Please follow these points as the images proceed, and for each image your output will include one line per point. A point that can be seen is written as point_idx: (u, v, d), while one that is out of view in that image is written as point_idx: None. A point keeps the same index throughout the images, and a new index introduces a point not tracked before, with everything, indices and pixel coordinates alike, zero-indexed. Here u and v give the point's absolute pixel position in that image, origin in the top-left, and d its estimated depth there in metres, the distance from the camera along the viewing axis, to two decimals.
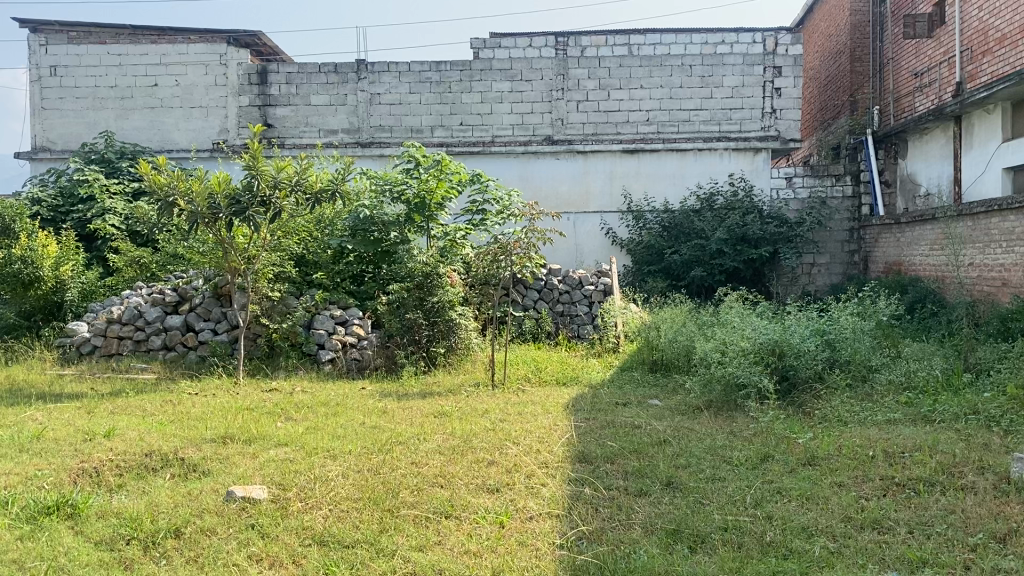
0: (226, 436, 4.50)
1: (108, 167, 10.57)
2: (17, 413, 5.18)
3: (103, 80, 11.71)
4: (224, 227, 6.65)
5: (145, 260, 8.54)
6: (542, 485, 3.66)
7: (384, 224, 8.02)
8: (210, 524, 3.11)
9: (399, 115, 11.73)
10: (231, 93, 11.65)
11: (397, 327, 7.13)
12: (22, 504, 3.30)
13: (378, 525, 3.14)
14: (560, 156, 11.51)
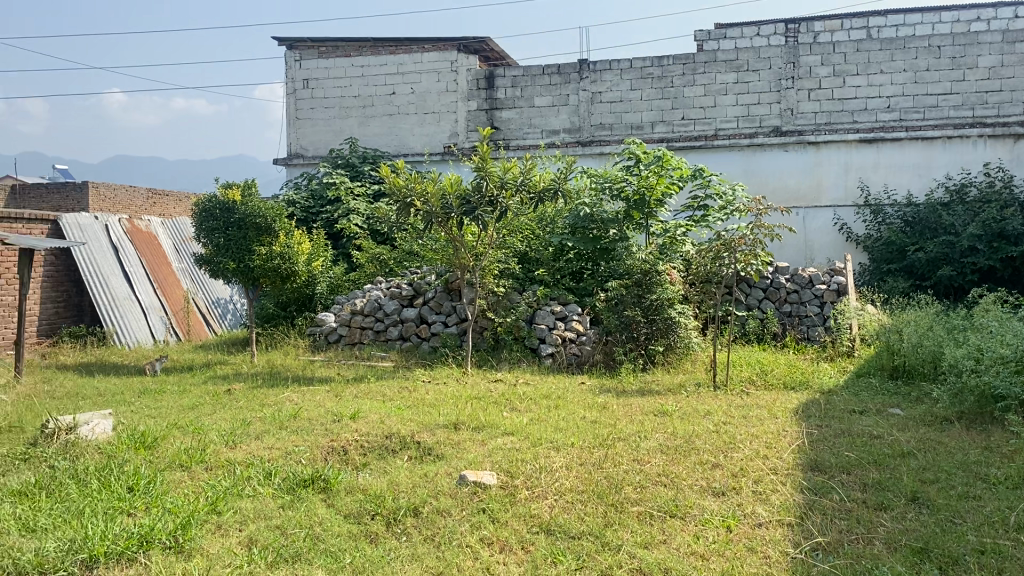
0: (457, 423, 4.73)
1: (352, 170, 11.45)
2: (277, 393, 5.75)
3: (348, 90, 12.68)
4: (454, 225, 6.98)
5: (384, 256, 9.23)
6: (772, 491, 3.52)
7: (603, 223, 8.09)
8: (445, 506, 3.29)
9: (620, 113, 11.74)
10: (461, 99, 12.21)
11: (615, 324, 7.15)
12: (284, 476, 3.65)
13: (602, 519, 3.17)
14: (789, 148, 10.99)
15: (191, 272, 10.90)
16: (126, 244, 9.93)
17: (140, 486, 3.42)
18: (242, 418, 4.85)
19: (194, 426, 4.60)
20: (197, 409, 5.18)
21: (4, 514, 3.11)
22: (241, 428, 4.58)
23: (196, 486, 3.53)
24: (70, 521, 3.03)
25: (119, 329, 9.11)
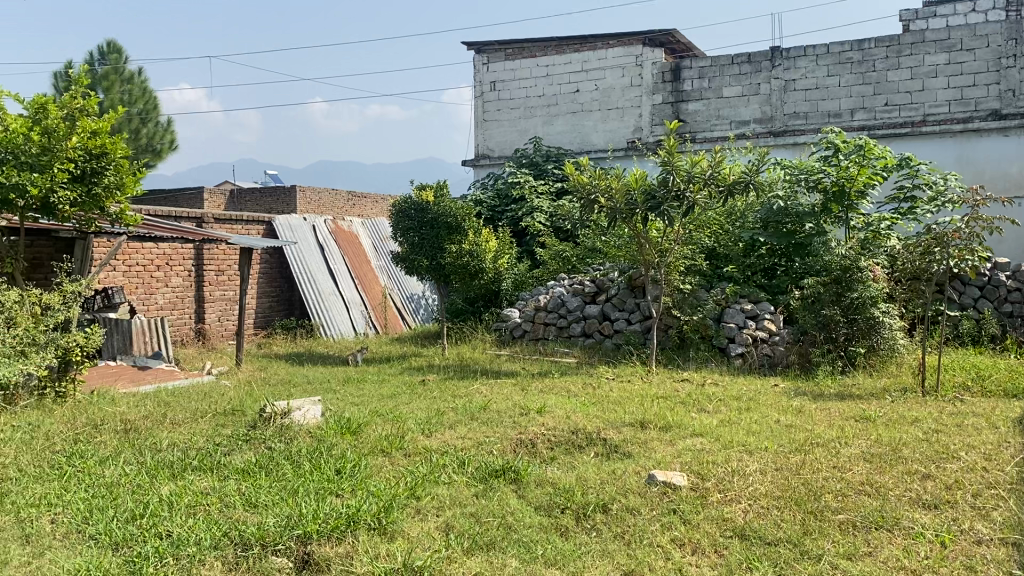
0: (644, 421, 4.69)
1: (536, 169, 11.61)
2: (468, 386, 5.95)
3: (533, 90, 12.89)
4: (640, 222, 6.91)
5: (567, 253, 9.29)
6: (993, 507, 3.23)
7: (799, 216, 7.80)
8: (634, 504, 3.27)
9: (816, 100, 11.17)
10: (646, 93, 12.08)
11: (813, 323, 6.79)
12: (476, 465, 3.77)
13: (801, 526, 3.03)
14: (1010, 132, 10.04)
15: (387, 269, 11.49)
16: (330, 243, 10.62)
17: (347, 469, 3.65)
18: (436, 409, 5.05)
19: (393, 415, 4.84)
20: (395, 398, 5.45)
21: (230, 490, 3.41)
22: (435, 418, 4.78)
23: (396, 471, 3.72)
24: (286, 499, 3.28)
25: (324, 322, 9.76)
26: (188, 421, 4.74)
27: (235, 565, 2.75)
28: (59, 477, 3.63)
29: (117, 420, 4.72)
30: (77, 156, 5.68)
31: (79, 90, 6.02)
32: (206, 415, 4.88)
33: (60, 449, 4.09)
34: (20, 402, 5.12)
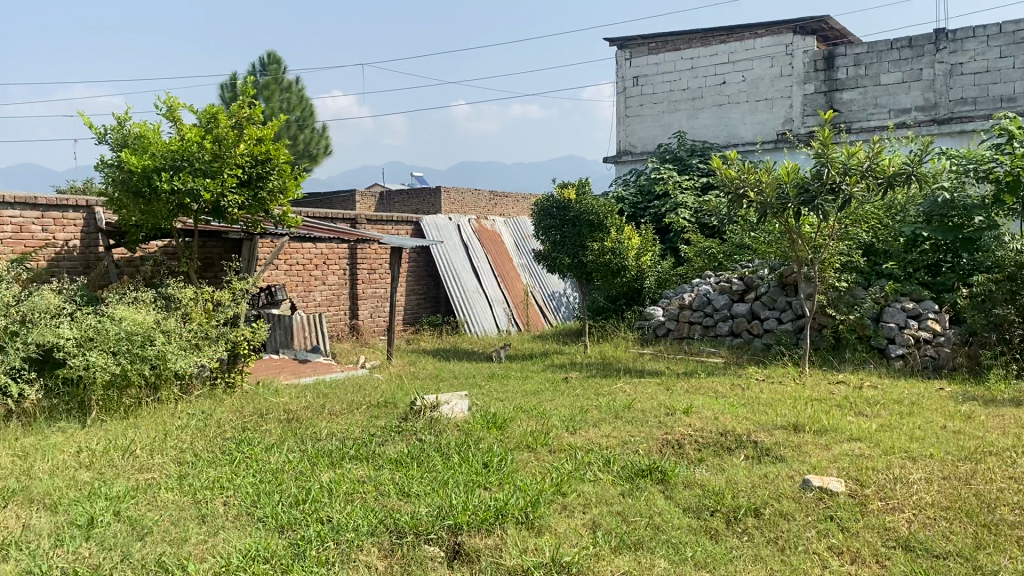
0: (797, 424, 4.52)
1: (680, 163, 11.42)
2: (612, 384, 5.92)
3: (677, 84, 12.68)
4: (791, 216, 6.66)
5: (713, 250, 9.07)
6: None
7: (967, 209, 7.14)
8: (788, 509, 3.16)
9: (986, 85, 10.42)
10: (797, 82, 11.63)
11: (983, 324, 6.37)
12: (622, 464, 3.75)
13: (973, 540, 2.84)
14: None
15: (529, 267, 11.61)
16: (474, 242, 10.84)
17: (494, 463, 3.71)
18: (581, 406, 5.06)
19: (538, 411, 4.89)
20: (539, 395, 5.50)
21: (385, 479, 3.54)
22: (580, 415, 4.79)
23: (542, 467, 3.75)
24: (437, 490, 3.38)
25: (468, 319, 9.97)
26: (344, 412, 4.96)
27: (390, 551, 2.86)
28: (230, 462, 3.90)
29: (281, 410, 5.01)
30: (244, 162, 6.08)
31: (246, 100, 6.41)
32: (361, 406, 5.10)
33: (230, 436, 4.39)
34: (194, 391, 5.53)
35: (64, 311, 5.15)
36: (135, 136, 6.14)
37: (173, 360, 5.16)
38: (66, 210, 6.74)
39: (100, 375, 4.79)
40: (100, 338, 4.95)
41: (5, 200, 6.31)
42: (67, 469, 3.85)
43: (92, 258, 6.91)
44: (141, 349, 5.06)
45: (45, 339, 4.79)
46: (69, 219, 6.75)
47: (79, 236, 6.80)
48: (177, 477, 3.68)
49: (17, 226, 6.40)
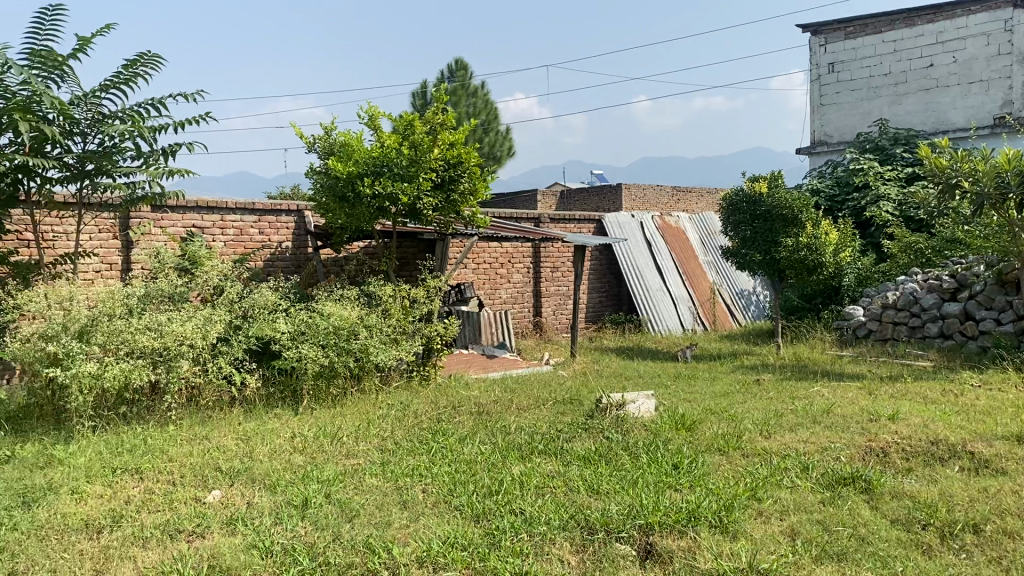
0: (1021, 435, 4.13)
1: (882, 153, 10.76)
2: (807, 387, 5.66)
3: (877, 69, 11.93)
4: (1013, 207, 6.12)
5: (920, 245, 8.45)
6: None
7: None
8: (1014, 527, 2.90)
9: None
10: (1018, 61, 10.60)
11: None
12: (821, 471, 3.59)
13: None
14: None
15: (716, 264, 11.32)
16: (658, 239, 10.73)
17: (685, 464, 3.66)
18: (774, 409, 4.89)
19: (728, 412, 4.77)
20: (729, 396, 5.36)
21: (574, 475, 3.58)
22: (774, 419, 4.62)
23: (735, 470, 3.65)
24: (627, 488, 3.38)
25: (652, 317, 9.87)
26: (533, 408, 5.06)
27: (582, 546, 2.89)
28: (428, 451, 4.08)
29: (472, 403, 5.18)
30: (438, 166, 6.35)
31: (440, 106, 6.68)
32: (548, 402, 5.18)
33: (426, 427, 4.60)
34: (392, 382, 5.84)
35: (279, 307, 5.60)
36: (339, 144, 6.56)
37: (374, 353, 5.47)
38: (279, 214, 7.31)
39: (310, 366, 5.16)
40: (310, 332, 5.33)
41: (228, 205, 6.94)
42: (284, 452, 4.19)
43: (302, 258, 7.46)
44: (346, 343, 5.41)
45: (264, 332, 5.24)
46: (282, 222, 7.31)
47: (290, 237, 7.36)
48: (380, 463, 3.91)
49: (238, 229, 7.02)
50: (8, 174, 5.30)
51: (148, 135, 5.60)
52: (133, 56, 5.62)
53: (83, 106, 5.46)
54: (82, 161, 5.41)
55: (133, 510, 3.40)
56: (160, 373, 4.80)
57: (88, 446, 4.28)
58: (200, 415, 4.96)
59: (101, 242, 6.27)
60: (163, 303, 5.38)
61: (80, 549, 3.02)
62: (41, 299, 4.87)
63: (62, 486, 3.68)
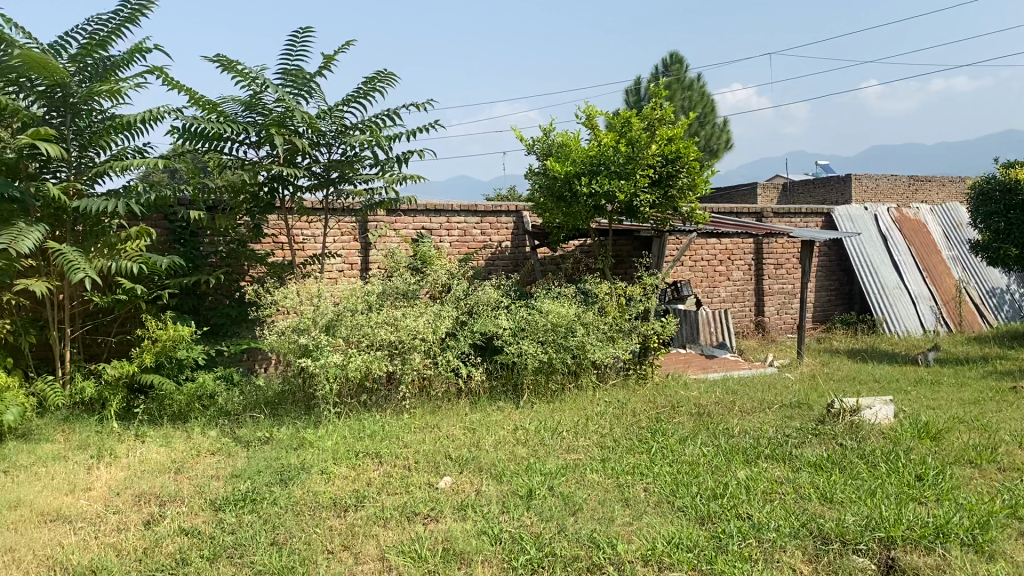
0: None
1: None
2: None
3: None
4: None
5: None
6: None
7: None
8: None
9: None
10: None
11: None
12: None
13: None
14: None
15: (963, 259, 10.35)
16: (895, 233, 10.00)
17: (930, 476, 3.38)
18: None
19: (979, 422, 4.35)
20: (979, 405, 4.88)
21: (805, 482, 3.42)
22: None
23: (990, 485, 3.33)
24: (864, 498, 3.19)
25: (889, 317, 9.20)
26: (756, 410, 4.88)
27: (816, 557, 2.75)
28: (648, 450, 4.05)
29: (693, 403, 5.08)
30: (656, 162, 6.27)
31: (659, 102, 6.61)
32: (773, 406, 4.98)
33: (646, 425, 4.58)
34: (610, 380, 5.86)
35: (502, 304, 5.81)
36: (559, 144, 6.68)
37: (592, 350, 5.53)
38: (500, 215, 7.57)
39: (531, 362, 5.32)
40: (531, 329, 5.49)
41: (454, 208, 7.29)
42: (508, 443, 4.34)
43: (521, 257, 7.68)
44: (565, 340, 5.51)
45: (488, 328, 5.46)
46: (503, 223, 7.56)
47: (510, 237, 7.60)
48: (601, 459, 3.94)
49: (462, 230, 7.35)
50: (266, 183, 5.89)
51: (384, 143, 6.00)
52: (372, 71, 5.99)
53: (329, 119, 5.90)
54: (327, 169, 5.90)
55: (374, 492, 3.66)
56: (395, 363, 5.14)
57: (333, 430, 4.67)
58: (430, 404, 5.25)
59: (343, 243, 6.80)
60: (397, 299, 5.75)
61: (330, 526, 3.30)
62: (294, 296, 5.36)
63: (312, 466, 4.04)
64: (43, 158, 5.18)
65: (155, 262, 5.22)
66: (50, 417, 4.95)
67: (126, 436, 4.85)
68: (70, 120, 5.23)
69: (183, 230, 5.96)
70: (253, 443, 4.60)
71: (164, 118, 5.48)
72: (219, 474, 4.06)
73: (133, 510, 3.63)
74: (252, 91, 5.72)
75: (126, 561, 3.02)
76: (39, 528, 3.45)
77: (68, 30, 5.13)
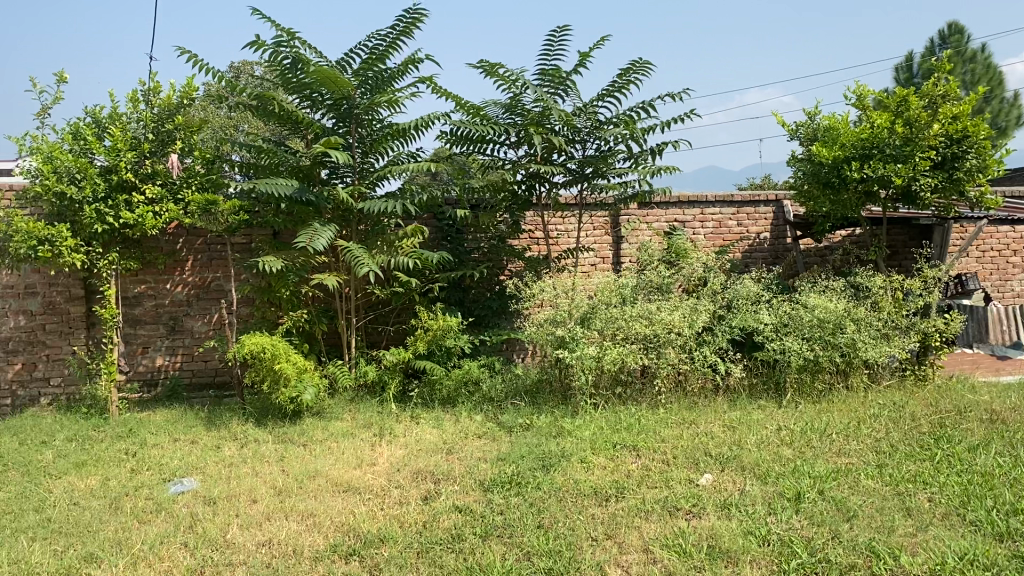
0: None
1: None
2: None
3: None
4: None
5: None
6: None
7: None
8: None
9: None
10: None
11: None
12: None
13: None
14: None
15: None
16: None
17: None
18: None
19: None
20: None
21: None
22: None
23: None
24: None
25: None
26: None
27: None
28: (931, 458, 3.73)
29: (983, 409, 4.60)
30: (938, 143, 5.75)
31: (940, 77, 6.04)
32: None
33: (928, 430, 4.21)
34: (883, 380, 5.44)
35: (762, 298, 5.62)
36: (823, 129, 6.32)
37: (864, 349, 5.16)
38: (758, 205, 7.31)
39: (794, 359, 5.13)
40: (794, 324, 5.31)
41: (708, 199, 7.15)
42: (771, 443, 4.19)
43: (781, 249, 7.36)
44: (833, 337, 5.22)
45: (748, 323, 5.35)
46: (761, 213, 7.30)
47: (769, 228, 7.32)
48: (876, 465, 3.68)
49: (717, 222, 7.18)
50: (524, 181, 6.12)
51: (639, 137, 6.00)
52: (627, 64, 5.99)
53: (584, 115, 6.00)
54: (583, 165, 6.01)
55: (635, 483, 3.69)
56: (651, 357, 5.14)
57: (592, 421, 4.76)
58: (687, 400, 5.18)
59: (596, 238, 6.91)
60: (652, 293, 5.73)
61: (592, 514, 3.37)
62: (551, 288, 5.53)
63: (573, 454, 4.14)
64: (332, 165, 5.75)
65: (426, 258, 5.60)
66: (339, 398, 5.49)
67: (403, 417, 5.27)
68: (355, 129, 5.76)
69: (450, 228, 6.36)
70: (516, 429, 4.81)
71: (433, 123, 5.87)
72: (485, 457, 4.28)
73: (412, 486, 3.94)
74: (513, 93, 5.95)
75: (409, 533, 3.27)
76: (334, 496, 3.84)
77: (353, 47, 5.63)
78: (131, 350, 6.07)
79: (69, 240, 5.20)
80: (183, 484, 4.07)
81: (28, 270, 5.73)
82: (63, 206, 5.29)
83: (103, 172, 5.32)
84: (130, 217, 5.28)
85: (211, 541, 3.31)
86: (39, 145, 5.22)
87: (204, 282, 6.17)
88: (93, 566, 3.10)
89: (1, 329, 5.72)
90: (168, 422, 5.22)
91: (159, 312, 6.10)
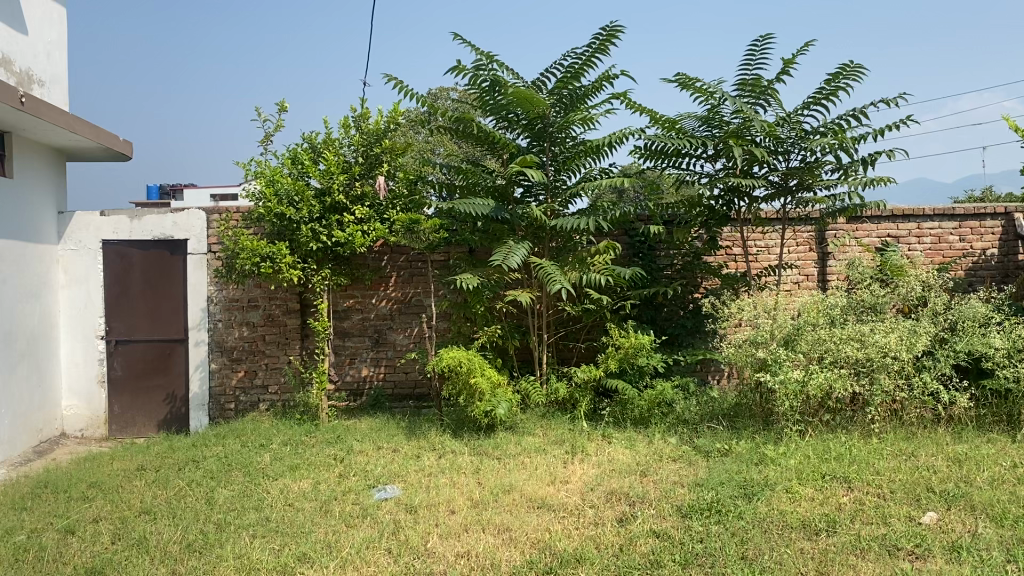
0: None
1: None
2: None
3: None
4: None
5: None
6: None
7: None
8: None
9: None
10: None
11: None
12: None
13: None
14: None
15: None
16: None
17: None
18: None
19: None
20: None
21: None
22: None
23: None
24: None
25: None
26: None
27: None
28: None
29: None
30: None
31: None
32: None
33: None
34: None
35: (992, 320, 5.11)
36: None
37: None
38: (984, 218, 6.67)
39: None
40: None
41: (926, 213, 6.61)
42: (1006, 482, 3.78)
43: (1012, 266, 6.69)
44: None
45: (976, 347, 4.87)
46: (987, 227, 6.66)
47: (998, 243, 6.67)
48: None
49: (936, 237, 6.62)
50: (722, 196, 5.92)
51: (849, 146, 5.64)
52: (837, 68, 5.65)
53: (788, 125, 5.73)
54: (786, 177, 5.74)
55: (848, 518, 3.43)
56: (863, 384, 4.79)
57: (797, 449, 4.50)
58: (904, 430, 4.80)
59: (800, 254, 6.56)
60: (862, 313, 5.38)
61: (801, 548, 3.16)
62: (751, 307, 5.29)
63: (777, 484, 3.92)
64: (527, 183, 5.83)
65: (619, 275, 5.52)
66: (531, 413, 5.54)
67: (595, 436, 5.22)
68: (550, 147, 5.81)
69: (641, 244, 6.30)
70: (713, 454, 4.62)
71: (627, 139, 5.81)
72: (682, 482, 4.14)
73: (606, 506, 3.87)
74: (710, 105, 5.79)
75: (606, 555, 3.21)
76: (529, 512, 3.85)
77: (548, 67, 5.69)
78: (339, 361, 6.41)
79: (288, 258, 5.58)
80: (386, 491, 4.24)
81: (252, 285, 6.22)
82: (283, 226, 5.68)
83: (317, 194, 5.68)
84: (341, 236, 5.60)
85: (414, 550, 3.40)
86: (263, 170, 5.65)
87: (406, 297, 6.43)
88: (306, 565, 3.28)
89: (228, 338, 6.22)
90: (372, 431, 5.47)
91: (364, 326, 6.42)
